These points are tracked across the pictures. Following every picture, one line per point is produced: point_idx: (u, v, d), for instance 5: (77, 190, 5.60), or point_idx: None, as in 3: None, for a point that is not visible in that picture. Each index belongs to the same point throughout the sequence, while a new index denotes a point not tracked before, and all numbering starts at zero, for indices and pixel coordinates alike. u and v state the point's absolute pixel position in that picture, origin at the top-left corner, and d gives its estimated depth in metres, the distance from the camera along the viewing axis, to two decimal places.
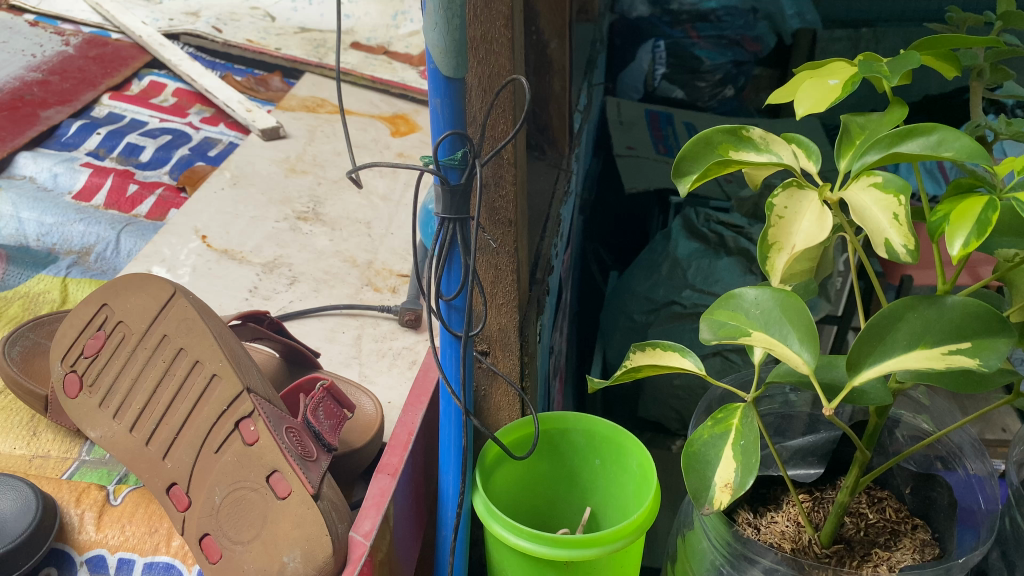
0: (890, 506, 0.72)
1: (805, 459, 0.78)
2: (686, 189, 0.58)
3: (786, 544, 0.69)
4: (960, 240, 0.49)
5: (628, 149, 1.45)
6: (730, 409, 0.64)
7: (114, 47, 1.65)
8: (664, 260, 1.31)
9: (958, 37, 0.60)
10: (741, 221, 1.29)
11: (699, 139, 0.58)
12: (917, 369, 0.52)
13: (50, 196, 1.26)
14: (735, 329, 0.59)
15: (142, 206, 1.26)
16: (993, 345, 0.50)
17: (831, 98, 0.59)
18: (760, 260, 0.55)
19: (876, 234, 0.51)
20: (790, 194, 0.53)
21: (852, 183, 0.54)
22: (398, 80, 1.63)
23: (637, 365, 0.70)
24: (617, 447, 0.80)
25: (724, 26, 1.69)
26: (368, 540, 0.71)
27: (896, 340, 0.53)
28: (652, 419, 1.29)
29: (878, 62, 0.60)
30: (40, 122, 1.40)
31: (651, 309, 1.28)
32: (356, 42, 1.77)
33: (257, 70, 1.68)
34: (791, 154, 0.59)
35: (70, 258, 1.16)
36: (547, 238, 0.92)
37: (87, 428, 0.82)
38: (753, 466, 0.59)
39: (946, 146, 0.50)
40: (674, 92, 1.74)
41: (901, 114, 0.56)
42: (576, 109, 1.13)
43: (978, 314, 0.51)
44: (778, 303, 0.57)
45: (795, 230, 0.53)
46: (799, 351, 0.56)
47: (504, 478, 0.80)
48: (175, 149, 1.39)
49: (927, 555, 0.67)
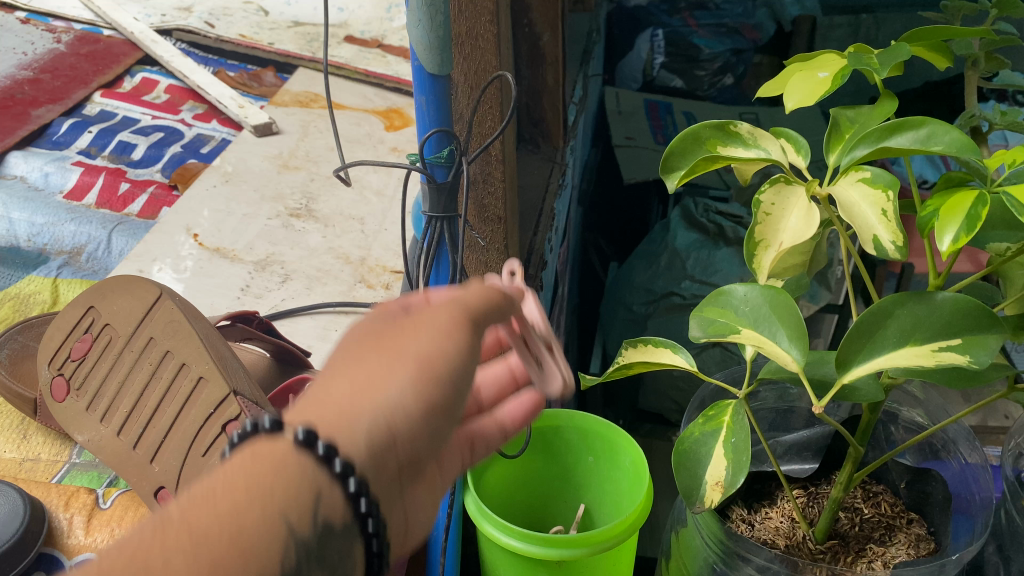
0: (885, 501, 0.72)
1: (799, 454, 0.76)
2: (675, 185, 0.58)
3: (781, 540, 0.68)
4: (950, 236, 0.49)
5: (626, 140, 1.43)
6: (722, 406, 0.63)
7: (106, 43, 1.63)
8: (663, 251, 1.30)
9: (949, 28, 0.59)
10: (739, 211, 1.28)
11: (687, 135, 0.57)
12: (908, 367, 0.51)
13: (41, 196, 1.26)
14: (725, 327, 0.58)
15: (132, 204, 1.26)
16: (983, 341, 0.49)
17: (821, 91, 0.59)
18: (747, 258, 0.54)
19: (865, 231, 0.50)
20: (777, 190, 0.52)
21: (840, 179, 0.53)
22: (392, 74, 1.62)
23: (628, 362, 0.69)
24: (610, 444, 0.80)
25: (722, 14, 1.64)
26: None
27: (886, 337, 0.53)
28: (652, 411, 1.28)
29: (868, 54, 0.59)
30: (31, 121, 1.40)
31: (650, 300, 1.26)
32: (350, 35, 1.76)
33: (250, 65, 1.67)
34: (780, 150, 0.57)
35: (61, 258, 1.16)
36: (541, 232, 0.91)
37: (74, 432, 0.81)
38: (744, 465, 0.58)
39: (935, 140, 0.49)
40: (673, 82, 1.67)
41: (891, 107, 0.55)
42: (571, 100, 1.11)
43: (967, 310, 0.50)
44: (767, 300, 0.57)
45: (782, 227, 0.52)
46: (788, 349, 0.55)
47: (497, 476, 0.80)
48: (167, 146, 1.39)
49: (922, 550, 0.67)
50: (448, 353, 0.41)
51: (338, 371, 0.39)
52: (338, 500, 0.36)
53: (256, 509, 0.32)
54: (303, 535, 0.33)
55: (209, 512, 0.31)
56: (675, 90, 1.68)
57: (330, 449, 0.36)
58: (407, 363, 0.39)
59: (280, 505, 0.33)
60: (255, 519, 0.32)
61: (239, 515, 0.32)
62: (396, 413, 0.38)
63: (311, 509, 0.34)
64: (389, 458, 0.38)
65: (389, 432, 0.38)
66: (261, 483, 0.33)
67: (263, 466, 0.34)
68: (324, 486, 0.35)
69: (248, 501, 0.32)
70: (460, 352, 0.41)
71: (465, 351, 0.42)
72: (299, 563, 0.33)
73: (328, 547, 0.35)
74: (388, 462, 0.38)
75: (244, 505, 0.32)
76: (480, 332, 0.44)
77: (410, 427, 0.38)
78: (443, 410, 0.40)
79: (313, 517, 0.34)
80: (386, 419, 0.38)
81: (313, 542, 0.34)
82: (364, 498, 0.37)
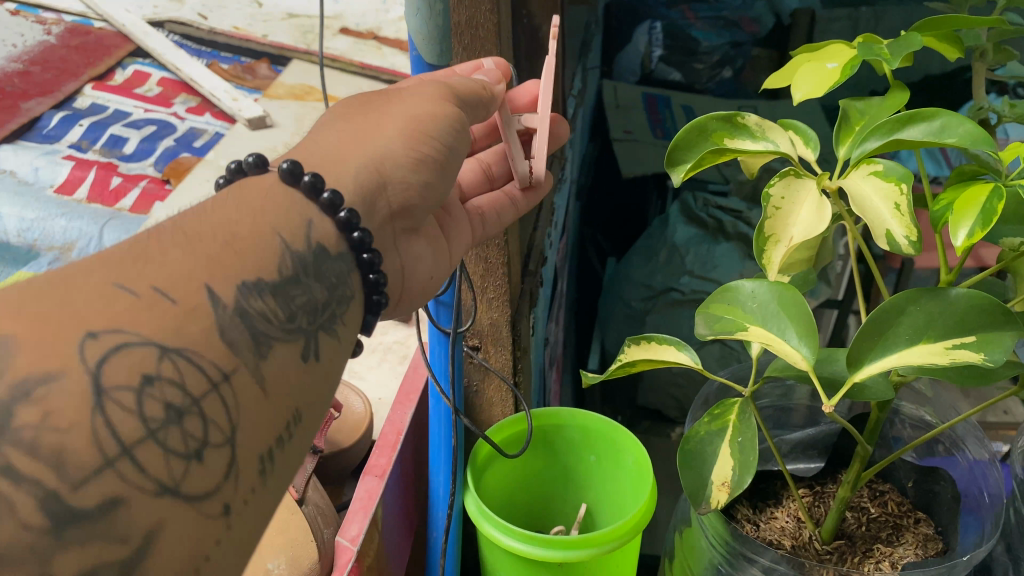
0: (892, 500, 0.71)
1: (805, 452, 0.75)
2: (680, 180, 0.56)
3: (787, 541, 0.67)
4: (965, 231, 0.47)
5: (623, 132, 1.40)
6: (727, 404, 0.62)
7: (97, 35, 1.61)
8: (661, 247, 1.28)
9: (959, 18, 0.58)
10: (740, 205, 1.25)
11: (693, 127, 0.56)
12: (920, 365, 0.50)
13: (30, 189, 1.24)
14: (732, 324, 0.56)
15: (125, 198, 1.24)
16: (998, 339, 0.48)
17: (831, 82, 0.57)
18: (756, 254, 0.53)
19: (877, 225, 0.49)
20: (788, 183, 0.51)
21: (852, 171, 0.52)
22: (388, 66, 1.60)
23: (632, 359, 0.68)
24: (612, 442, 0.78)
25: (721, 6, 1.49)
26: (355, 545, 0.70)
27: (898, 334, 0.52)
28: (652, 406, 1.27)
29: (877, 45, 0.58)
30: (22, 114, 1.38)
31: (649, 296, 1.25)
32: (345, 27, 1.73)
33: (245, 57, 1.63)
34: (788, 143, 0.57)
35: (52, 253, 1.13)
36: (541, 228, 0.90)
37: None
38: (751, 465, 0.57)
39: (949, 133, 0.47)
40: (672, 75, 1.48)
41: (903, 99, 0.55)
42: (570, 91, 1.09)
43: (982, 306, 0.49)
44: (776, 296, 0.56)
45: (793, 221, 0.51)
46: (798, 347, 0.54)
47: (497, 476, 0.79)
48: (159, 140, 1.37)
49: (930, 550, 0.66)
50: (430, 119, 0.58)
51: (347, 130, 0.57)
52: (328, 224, 0.50)
53: (247, 221, 0.46)
54: (295, 248, 0.47)
55: (209, 219, 0.44)
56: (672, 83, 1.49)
57: (314, 177, 0.50)
58: (396, 125, 0.57)
59: (277, 224, 0.47)
60: (248, 228, 0.45)
61: (235, 224, 0.45)
62: (386, 158, 0.55)
63: (303, 230, 0.48)
64: (383, 192, 0.55)
65: (379, 173, 0.54)
66: (260, 206, 0.47)
67: (263, 191, 0.49)
68: (317, 214, 0.50)
69: (246, 218, 0.46)
70: (444, 118, 0.58)
71: (445, 119, 0.58)
72: (295, 267, 0.46)
73: (324, 263, 0.48)
74: (380, 201, 0.55)
75: (240, 219, 0.45)
76: (463, 110, 0.60)
77: (398, 171, 0.55)
78: (427, 162, 0.57)
79: (305, 236, 0.48)
80: (374, 166, 0.55)
81: (308, 254, 0.47)
82: (354, 229, 0.50)
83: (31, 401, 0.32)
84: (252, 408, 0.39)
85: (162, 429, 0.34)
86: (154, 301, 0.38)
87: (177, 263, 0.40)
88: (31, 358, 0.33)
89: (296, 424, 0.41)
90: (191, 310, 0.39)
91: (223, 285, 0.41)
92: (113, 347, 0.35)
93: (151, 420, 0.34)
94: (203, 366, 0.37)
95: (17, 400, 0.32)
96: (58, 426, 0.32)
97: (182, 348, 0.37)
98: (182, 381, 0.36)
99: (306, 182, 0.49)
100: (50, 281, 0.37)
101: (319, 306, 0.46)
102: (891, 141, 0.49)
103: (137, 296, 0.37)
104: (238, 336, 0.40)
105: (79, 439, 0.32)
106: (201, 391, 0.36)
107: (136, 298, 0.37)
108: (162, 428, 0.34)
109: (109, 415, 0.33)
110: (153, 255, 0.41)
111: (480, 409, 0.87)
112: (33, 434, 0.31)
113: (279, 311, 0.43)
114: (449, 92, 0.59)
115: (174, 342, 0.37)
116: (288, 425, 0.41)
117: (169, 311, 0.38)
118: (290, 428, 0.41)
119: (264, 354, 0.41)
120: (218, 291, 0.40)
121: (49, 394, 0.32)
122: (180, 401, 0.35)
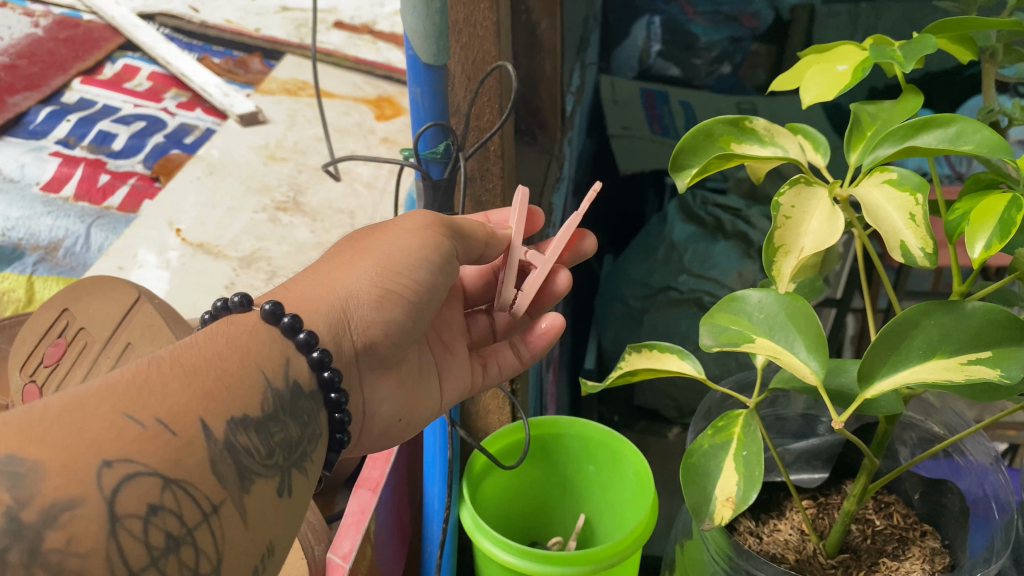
0: (897, 512, 0.70)
1: (809, 463, 0.74)
2: (686, 185, 0.54)
3: (790, 555, 0.66)
4: (982, 242, 0.46)
5: (622, 129, 1.24)
6: (731, 417, 0.60)
7: (86, 28, 1.57)
8: (661, 243, 1.24)
9: (973, 19, 0.56)
10: (739, 203, 1.21)
11: (699, 131, 0.53)
12: (934, 380, 0.48)
13: (15, 187, 1.20)
14: (738, 335, 0.55)
15: (113, 197, 1.21)
16: (1016, 355, 0.46)
17: (841, 86, 0.55)
18: (764, 265, 0.50)
19: (892, 236, 0.47)
20: (798, 192, 0.49)
21: (864, 179, 0.50)
22: (383, 61, 1.57)
23: (633, 367, 0.66)
24: (614, 452, 0.76)
25: None
26: (347, 563, 0.68)
27: (911, 349, 0.50)
28: (648, 407, 1.24)
29: (889, 46, 0.55)
30: (7, 109, 1.35)
31: (646, 295, 1.20)
32: (339, 21, 1.71)
33: (235, 51, 1.62)
34: (797, 147, 0.55)
35: (37, 253, 1.10)
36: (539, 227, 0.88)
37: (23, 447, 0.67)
38: (756, 480, 0.55)
39: (965, 139, 0.46)
40: (670, 70, 1.16)
41: (916, 104, 0.52)
42: (569, 91, 1.02)
43: (998, 321, 0.47)
44: (783, 307, 0.54)
45: (804, 231, 0.49)
46: (806, 360, 0.52)
47: (493, 488, 0.77)
48: (149, 136, 1.34)
49: (937, 564, 0.64)
50: (403, 255, 0.56)
51: (329, 265, 0.57)
52: (302, 362, 0.50)
53: (237, 356, 0.46)
54: (277, 386, 0.47)
55: (201, 352, 0.45)
56: (671, 81, 1.17)
57: (294, 319, 0.50)
58: (368, 260, 0.56)
59: (259, 362, 0.47)
60: (236, 365, 0.46)
61: (223, 359, 0.45)
62: (352, 298, 0.54)
63: (283, 368, 0.49)
64: (348, 328, 0.54)
65: (347, 312, 0.54)
66: (245, 343, 0.48)
67: (244, 329, 0.49)
68: (294, 352, 0.50)
69: (234, 354, 0.46)
70: (417, 247, 0.57)
71: (419, 250, 0.57)
72: (275, 405, 0.47)
73: (298, 402, 0.49)
74: (347, 338, 0.54)
75: (228, 356, 0.46)
76: (448, 238, 0.59)
77: (362, 309, 0.54)
78: (396, 299, 0.56)
79: (283, 374, 0.48)
80: (341, 302, 0.54)
81: (286, 392, 0.48)
82: (326, 367, 0.51)
83: (57, 526, 0.34)
84: (237, 542, 0.41)
85: (162, 557, 0.37)
86: (156, 433, 0.39)
87: (175, 396, 0.41)
88: (55, 484, 0.35)
89: (269, 558, 0.43)
90: (189, 443, 0.40)
91: (215, 420, 0.42)
92: (125, 476, 0.37)
93: (154, 549, 0.37)
94: (198, 498, 0.39)
95: (45, 526, 0.34)
96: (79, 550, 0.34)
97: (181, 479, 0.39)
98: (180, 511, 0.38)
99: (285, 324, 0.50)
100: (64, 405, 0.38)
101: (294, 445, 0.47)
102: (905, 149, 0.47)
103: (142, 428, 0.39)
104: (226, 469, 0.41)
105: (96, 565, 0.34)
106: (195, 520, 0.39)
107: (143, 430, 0.39)
108: (163, 556, 0.37)
109: (122, 543, 0.35)
110: (152, 383, 0.41)
111: (477, 417, 0.85)
112: (58, 557, 0.33)
113: (260, 447, 0.44)
114: (430, 225, 0.58)
115: (175, 473, 0.39)
116: (263, 557, 0.43)
117: (170, 444, 0.39)
118: (264, 559, 0.43)
119: (247, 488, 0.42)
120: (211, 426, 0.42)
121: (72, 519, 0.34)
122: (178, 532, 0.38)
